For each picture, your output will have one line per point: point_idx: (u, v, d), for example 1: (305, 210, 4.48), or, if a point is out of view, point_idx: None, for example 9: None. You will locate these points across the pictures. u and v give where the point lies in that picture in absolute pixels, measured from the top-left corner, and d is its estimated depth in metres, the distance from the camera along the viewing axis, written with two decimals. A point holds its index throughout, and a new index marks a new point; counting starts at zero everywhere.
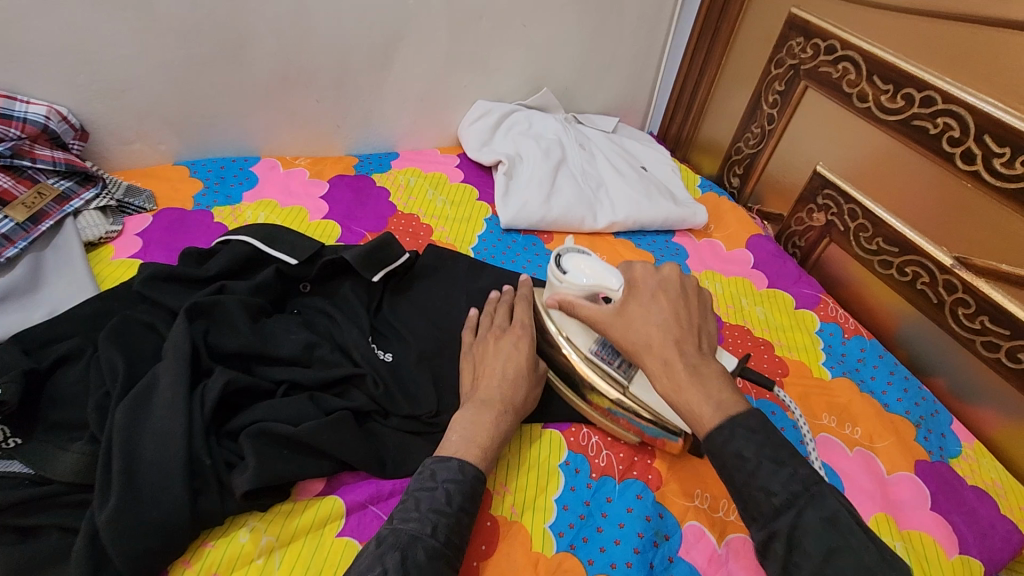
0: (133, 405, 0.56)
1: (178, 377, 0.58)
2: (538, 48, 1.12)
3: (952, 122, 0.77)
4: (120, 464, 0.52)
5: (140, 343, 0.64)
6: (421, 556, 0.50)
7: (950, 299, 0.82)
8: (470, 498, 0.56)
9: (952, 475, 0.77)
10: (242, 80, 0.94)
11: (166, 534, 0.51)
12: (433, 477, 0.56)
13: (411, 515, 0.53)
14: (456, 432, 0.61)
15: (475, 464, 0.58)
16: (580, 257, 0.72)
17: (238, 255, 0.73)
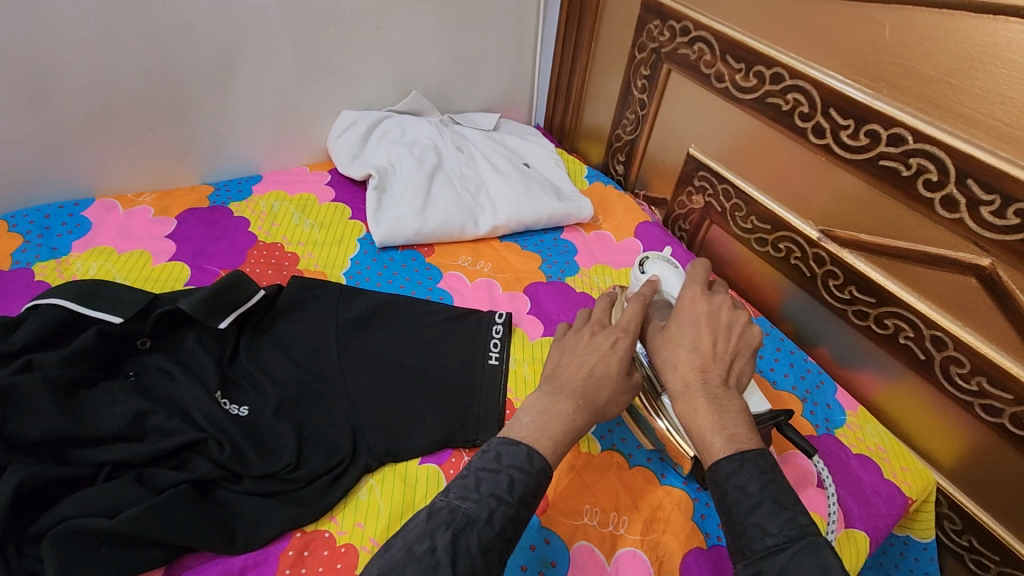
0: None
1: None
2: (398, 50, 1.06)
3: (800, 98, 0.77)
4: None
5: None
6: (473, 545, 0.46)
7: (821, 271, 0.83)
8: (533, 490, 0.51)
9: (837, 446, 0.78)
10: (54, 117, 0.84)
11: None
12: (498, 459, 0.52)
13: (470, 495, 0.49)
14: (529, 415, 0.57)
15: (543, 454, 0.54)
16: (664, 265, 0.78)
17: (50, 321, 0.65)
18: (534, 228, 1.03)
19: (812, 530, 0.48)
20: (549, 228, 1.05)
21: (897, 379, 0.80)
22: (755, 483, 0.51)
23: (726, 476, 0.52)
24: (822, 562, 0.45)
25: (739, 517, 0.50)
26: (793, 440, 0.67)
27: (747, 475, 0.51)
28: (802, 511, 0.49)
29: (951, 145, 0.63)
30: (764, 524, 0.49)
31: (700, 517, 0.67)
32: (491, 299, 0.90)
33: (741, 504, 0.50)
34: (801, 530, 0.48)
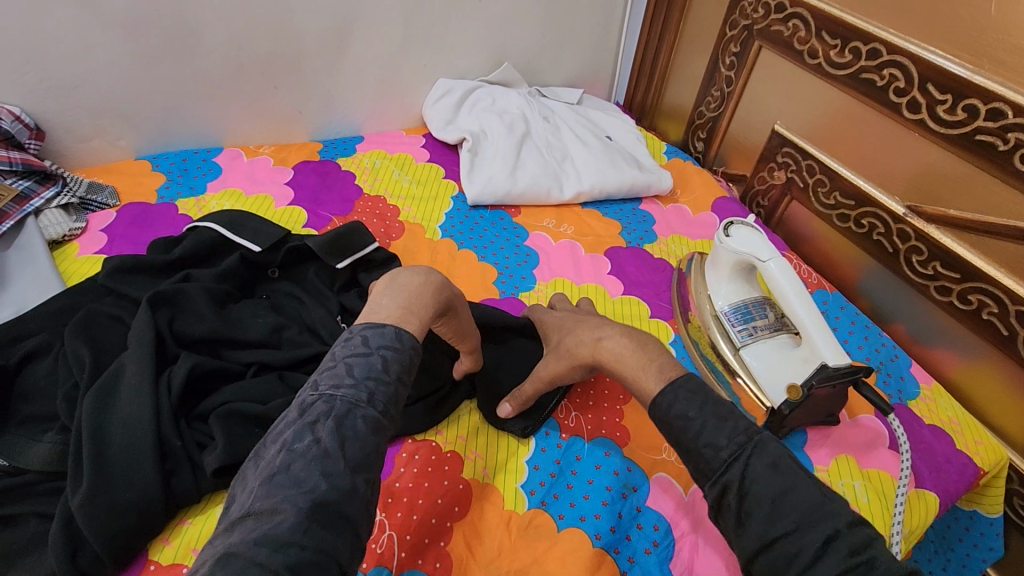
0: (99, 394, 0.58)
1: (143, 365, 0.60)
2: (495, 23, 1.12)
3: (897, 73, 0.79)
4: (89, 446, 0.54)
5: (107, 334, 0.66)
6: (361, 427, 0.45)
7: (905, 247, 0.85)
8: (408, 367, 0.51)
9: (911, 414, 0.80)
10: (195, 72, 0.94)
11: (141, 512, 0.53)
12: (365, 342, 0.50)
13: (344, 381, 0.47)
14: (388, 297, 0.55)
15: (411, 331, 0.53)
16: (749, 230, 0.80)
17: (204, 240, 0.75)
18: (614, 197, 1.08)
19: (754, 433, 0.52)
20: (629, 198, 1.10)
21: (976, 357, 0.81)
22: (694, 407, 0.54)
23: (667, 410, 0.55)
24: (770, 460, 0.50)
25: (690, 442, 0.53)
26: (869, 397, 0.69)
27: (684, 402, 0.54)
28: (738, 416, 0.53)
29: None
30: (714, 442, 0.51)
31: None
32: (574, 260, 0.96)
33: (688, 429, 0.53)
34: (745, 434, 0.51)
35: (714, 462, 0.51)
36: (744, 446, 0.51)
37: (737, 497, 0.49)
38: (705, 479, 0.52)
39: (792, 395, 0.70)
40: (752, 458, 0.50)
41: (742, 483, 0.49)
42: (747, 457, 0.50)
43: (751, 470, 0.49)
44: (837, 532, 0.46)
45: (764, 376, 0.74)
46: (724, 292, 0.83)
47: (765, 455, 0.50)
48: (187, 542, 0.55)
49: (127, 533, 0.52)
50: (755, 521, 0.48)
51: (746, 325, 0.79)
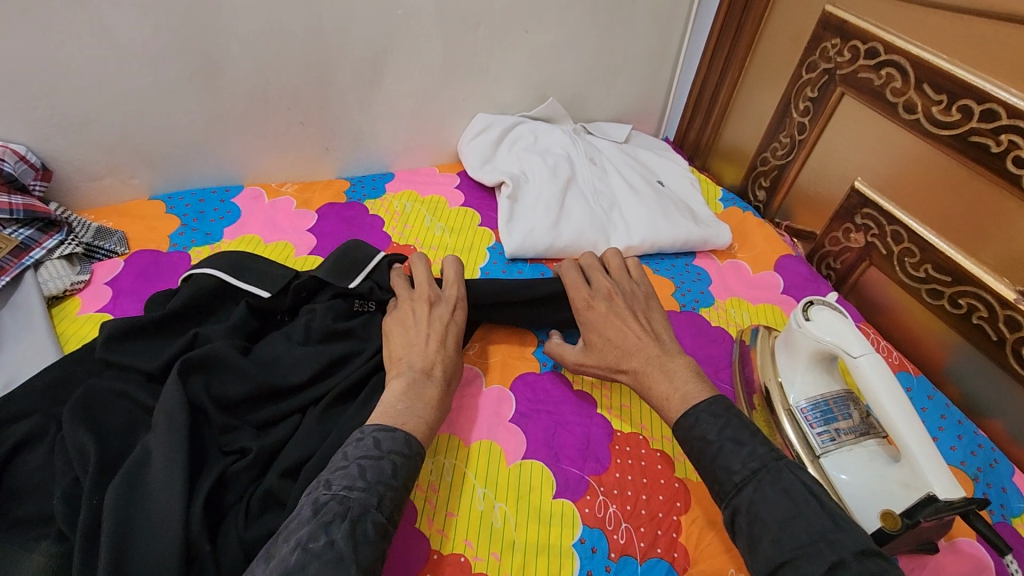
0: (126, 483, 0.52)
1: (173, 449, 0.53)
2: (542, 56, 1.03)
3: (1019, 140, 0.67)
4: (107, 551, 0.47)
5: (108, 415, 0.58)
6: (371, 532, 0.47)
7: (1013, 337, 0.73)
8: (414, 475, 0.53)
9: (1019, 539, 0.68)
10: (217, 107, 0.86)
11: None
12: (377, 445, 0.52)
13: (357, 484, 0.49)
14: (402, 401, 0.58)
15: (420, 439, 0.56)
16: (833, 315, 0.69)
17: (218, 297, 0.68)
18: (666, 251, 0.98)
19: (770, 459, 0.54)
20: (682, 253, 0.99)
21: None
22: (713, 430, 0.56)
23: (690, 430, 0.58)
24: (781, 485, 0.52)
25: (707, 464, 0.56)
26: (982, 532, 0.58)
27: (705, 425, 0.57)
28: (759, 443, 0.55)
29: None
30: (729, 465, 0.54)
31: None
32: None
33: (708, 453, 0.56)
34: (759, 459, 0.53)
35: (729, 480, 0.54)
36: (757, 472, 0.53)
37: (748, 518, 0.51)
38: (721, 500, 0.54)
39: (891, 523, 0.59)
40: (763, 481, 0.52)
41: (749, 506, 0.52)
42: (760, 479, 0.52)
43: (758, 495, 0.52)
44: (839, 560, 0.46)
45: (854, 495, 0.63)
46: (799, 382, 0.72)
47: (778, 480, 0.52)
48: None
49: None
50: (764, 544, 0.50)
51: (828, 427, 0.68)
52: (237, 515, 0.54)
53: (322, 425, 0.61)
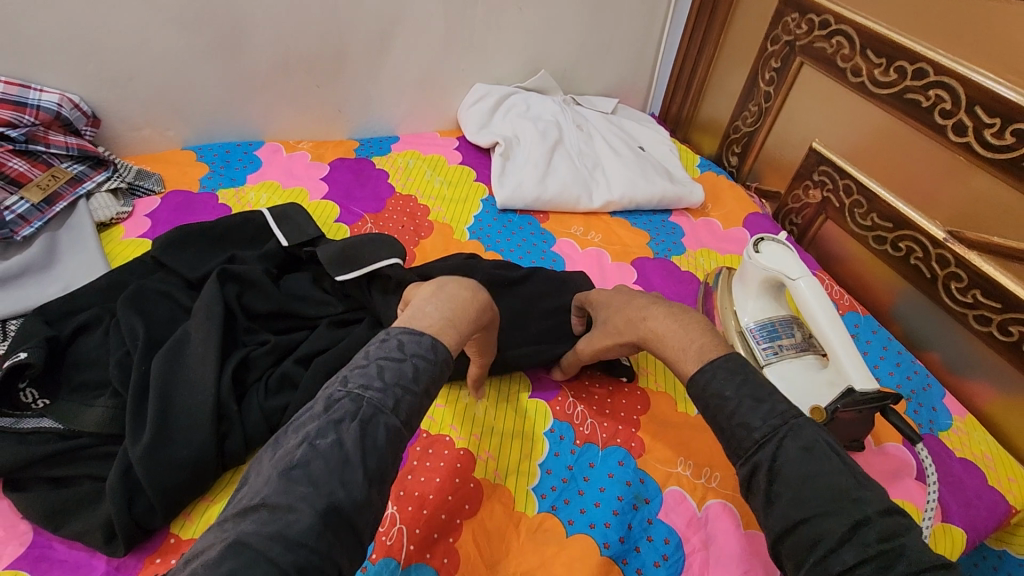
0: (168, 356, 0.61)
1: (209, 333, 0.63)
2: (535, 31, 1.13)
3: (943, 95, 0.77)
4: (156, 404, 0.57)
5: (155, 308, 0.68)
6: (381, 435, 0.46)
7: (943, 273, 0.82)
8: (435, 381, 0.51)
9: (942, 446, 0.77)
10: (243, 68, 0.97)
11: (197, 468, 0.56)
12: (401, 348, 0.51)
13: (374, 384, 0.48)
14: (434, 305, 0.56)
15: (446, 344, 0.54)
16: (780, 247, 0.79)
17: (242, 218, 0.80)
18: (644, 207, 1.08)
19: (791, 416, 0.51)
20: (659, 210, 1.09)
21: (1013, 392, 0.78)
22: (731, 387, 0.53)
23: (704, 388, 0.55)
24: (803, 443, 0.49)
25: (724, 422, 0.52)
26: (897, 425, 0.67)
27: (723, 381, 0.54)
28: (778, 399, 0.52)
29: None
30: (747, 422, 0.51)
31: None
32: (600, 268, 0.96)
33: (724, 411, 0.53)
34: (780, 417, 0.50)
35: (746, 441, 0.51)
36: (779, 429, 0.50)
37: (767, 476, 0.49)
38: (737, 458, 0.51)
39: (818, 417, 0.68)
40: (785, 439, 0.49)
41: (772, 463, 0.49)
42: (780, 439, 0.49)
43: (783, 454, 0.49)
44: (864, 517, 0.44)
45: (787, 396, 0.73)
46: (750, 308, 0.82)
47: (799, 437, 0.49)
48: (207, 519, 0.57)
49: (180, 488, 0.55)
50: (783, 501, 0.47)
51: (772, 343, 0.78)
52: (259, 389, 0.63)
53: (332, 332, 0.71)
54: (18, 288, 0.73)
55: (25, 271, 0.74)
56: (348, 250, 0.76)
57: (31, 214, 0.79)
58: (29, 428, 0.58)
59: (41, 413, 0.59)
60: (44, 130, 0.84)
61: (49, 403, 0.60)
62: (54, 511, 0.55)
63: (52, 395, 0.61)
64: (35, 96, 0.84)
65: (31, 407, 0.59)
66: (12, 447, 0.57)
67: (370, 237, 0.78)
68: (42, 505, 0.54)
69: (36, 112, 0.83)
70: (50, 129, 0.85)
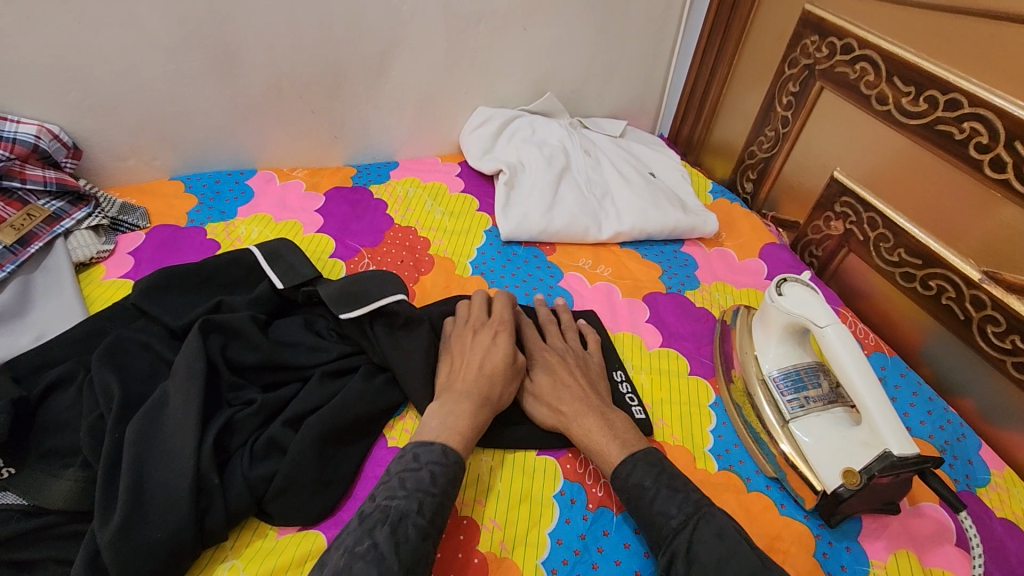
0: (144, 422, 0.56)
1: (189, 396, 0.58)
2: (540, 52, 1.08)
3: (979, 127, 0.72)
4: (128, 479, 0.52)
5: (133, 362, 0.63)
6: (411, 532, 0.51)
7: (979, 315, 0.77)
8: (453, 481, 0.56)
9: (980, 507, 0.72)
10: (234, 94, 0.93)
11: (172, 552, 0.51)
12: (416, 459, 0.57)
13: (398, 493, 0.53)
14: (436, 420, 0.61)
15: (457, 449, 0.59)
16: (805, 290, 0.73)
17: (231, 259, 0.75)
18: (655, 238, 1.03)
19: (703, 505, 0.57)
20: (670, 240, 1.04)
21: None
22: (649, 477, 0.60)
23: (627, 478, 0.60)
24: (716, 529, 0.55)
25: (646, 507, 0.58)
26: (938, 491, 0.62)
27: (641, 472, 0.60)
28: (691, 489, 0.59)
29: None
30: (665, 510, 0.57)
31: (822, 555, 0.65)
32: (611, 304, 0.91)
33: (644, 499, 0.58)
34: (693, 504, 0.57)
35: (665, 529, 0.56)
36: (692, 517, 0.56)
37: (682, 562, 0.53)
38: (660, 547, 0.56)
39: (851, 480, 0.63)
40: (699, 522, 0.55)
41: (688, 549, 0.54)
42: (694, 525, 0.55)
43: (697, 538, 0.54)
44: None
45: (817, 454, 0.67)
46: (773, 354, 0.76)
47: (712, 524, 0.55)
48: None
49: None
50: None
51: (797, 395, 0.72)
52: (243, 457, 0.58)
53: (324, 386, 0.66)
54: None
55: None
56: (351, 286, 0.72)
57: (3, 256, 0.74)
58: None
59: (3, 486, 0.54)
60: (20, 164, 0.80)
61: (13, 473, 0.54)
62: None
63: (18, 462, 0.55)
64: (11, 129, 0.80)
65: None
66: None
67: (374, 272, 0.74)
68: None
69: (12, 145, 0.79)
70: (28, 163, 0.80)
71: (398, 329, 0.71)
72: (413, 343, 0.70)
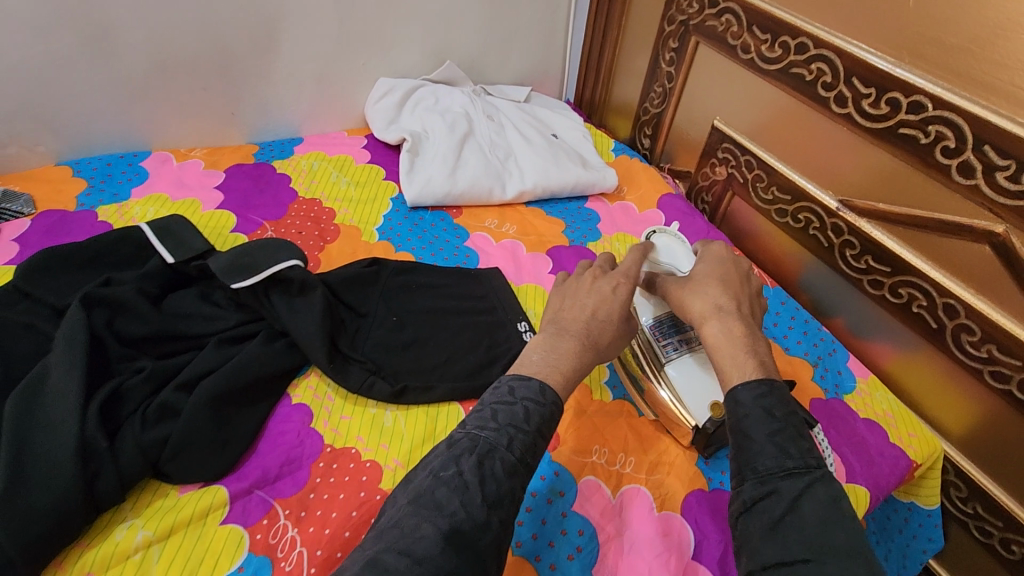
0: (24, 395, 0.55)
1: (73, 366, 0.57)
2: (434, 20, 1.10)
3: (824, 67, 0.78)
4: (6, 448, 0.51)
5: (17, 342, 0.62)
6: (499, 469, 0.47)
7: (838, 241, 0.85)
8: (548, 420, 0.53)
9: (844, 409, 0.80)
10: (115, 73, 0.90)
11: (60, 516, 0.51)
12: (512, 393, 0.53)
13: (489, 425, 0.50)
14: (538, 353, 0.58)
15: (554, 388, 0.55)
16: (672, 240, 0.79)
17: (119, 239, 0.74)
18: (559, 195, 1.07)
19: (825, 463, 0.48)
20: (574, 197, 1.08)
21: (911, 350, 0.82)
22: (781, 409, 0.51)
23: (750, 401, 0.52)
24: (834, 492, 0.46)
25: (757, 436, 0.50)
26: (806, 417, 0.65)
27: (774, 401, 0.52)
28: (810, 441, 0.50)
29: (988, 120, 0.63)
30: (783, 449, 0.48)
31: (704, 463, 0.71)
32: (515, 259, 0.94)
33: (747, 451, 0.50)
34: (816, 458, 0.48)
35: (768, 464, 0.48)
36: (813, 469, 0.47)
37: (784, 504, 0.45)
38: (747, 474, 0.49)
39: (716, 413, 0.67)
40: (817, 482, 0.46)
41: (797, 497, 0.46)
42: (813, 478, 0.46)
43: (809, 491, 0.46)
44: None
45: (686, 389, 0.69)
46: (649, 304, 0.76)
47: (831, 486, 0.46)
48: (81, 566, 0.53)
49: (45, 538, 0.50)
50: (794, 535, 0.44)
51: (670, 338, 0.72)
52: (134, 422, 0.58)
53: (220, 351, 0.67)
54: None
55: None
56: (244, 256, 0.73)
57: None
58: None
59: None
60: None
61: None
62: None
63: None
64: None
65: None
66: None
67: (263, 243, 0.75)
68: None
69: None
70: None
71: (296, 298, 0.73)
72: (308, 305, 0.72)
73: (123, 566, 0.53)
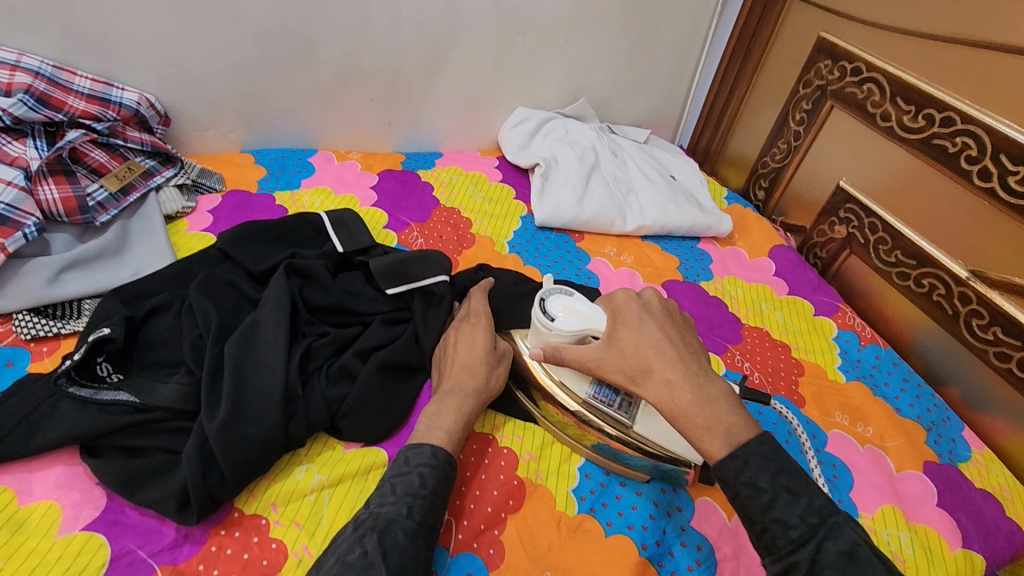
0: (240, 341, 0.65)
1: (279, 322, 0.67)
2: (578, 62, 1.19)
3: (969, 141, 0.82)
4: (230, 383, 0.61)
5: (223, 295, 0.72)
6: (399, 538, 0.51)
7: (965, 310, 0.86)
8: (442, 483, 0.57)
9: (960, 477, 0.80)
10: (307, 79, 1.03)
11: (263, 446, 0.59)
12: (407, 462, 0.57)
13: (388, 499, 0.54)
14: (424, 423, 0.63)
15: (446, 448, 0.60)
16: (564, 299, 0.69)
17: (304, 224, 0.85)
18: (674, 233, 1.12)
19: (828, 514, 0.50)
20: (688, 236, 1.14)
21: None
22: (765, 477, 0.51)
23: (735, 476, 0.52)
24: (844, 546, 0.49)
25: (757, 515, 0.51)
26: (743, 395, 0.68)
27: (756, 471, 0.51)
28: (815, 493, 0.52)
29: None
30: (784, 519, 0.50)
31: None
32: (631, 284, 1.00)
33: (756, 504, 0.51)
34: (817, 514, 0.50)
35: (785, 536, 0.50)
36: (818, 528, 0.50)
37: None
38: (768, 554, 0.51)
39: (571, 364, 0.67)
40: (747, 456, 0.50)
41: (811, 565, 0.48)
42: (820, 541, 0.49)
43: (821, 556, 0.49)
44: None
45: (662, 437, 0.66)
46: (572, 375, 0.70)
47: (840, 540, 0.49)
48: (268, 497, 0.60)
49: (249, 464, 0.58)
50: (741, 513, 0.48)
51: (610, 395, 0.68)
52: (320, 378, 0.67)
53: (385, 329, 0.75)
54: (91, 271, 0.77)
55: (99, 256, 0.78)
56: (398, 264, 0.78)
57: (108, 202, 0.83)
58: (107, 400, 0.62)
59: (117, 387, 0.63)
60: (123, 126, 0.90)
61: (122, 378, 0.64)
62: (130, 478, 0.57)
63: (125, 370, 0.64)
64: (117, 94, 0.90)
65: (107, 380, 0.63)
66: (93, 415, 0.60)
67: (423, 253, 0.80)
68: (119, 472, 0.57)
69: (118, 108, 0.89)
70: (128, 126, 0.90)
71: (432, 309, 0.77)
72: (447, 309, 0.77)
73: (301, 503, 0.61)
